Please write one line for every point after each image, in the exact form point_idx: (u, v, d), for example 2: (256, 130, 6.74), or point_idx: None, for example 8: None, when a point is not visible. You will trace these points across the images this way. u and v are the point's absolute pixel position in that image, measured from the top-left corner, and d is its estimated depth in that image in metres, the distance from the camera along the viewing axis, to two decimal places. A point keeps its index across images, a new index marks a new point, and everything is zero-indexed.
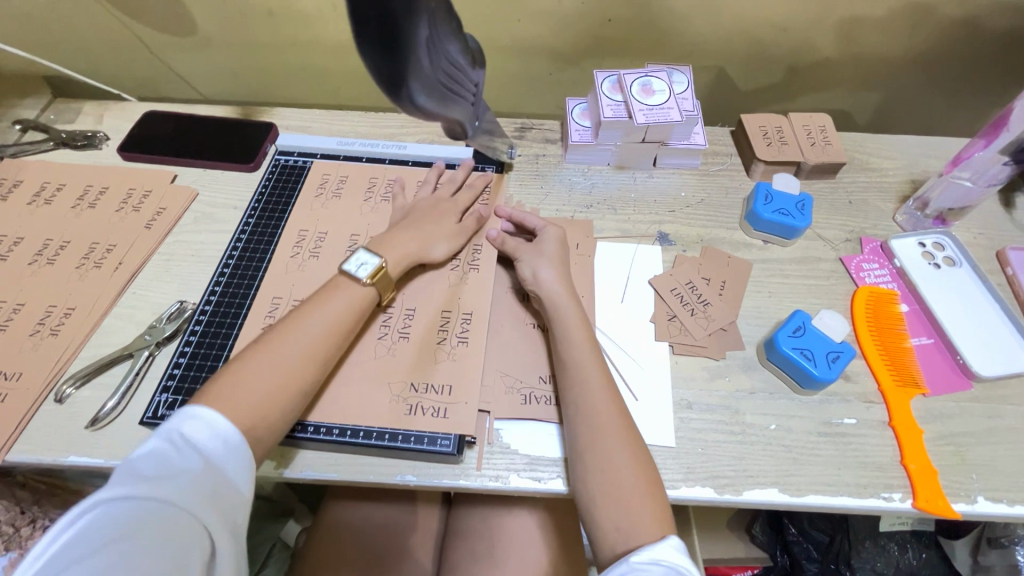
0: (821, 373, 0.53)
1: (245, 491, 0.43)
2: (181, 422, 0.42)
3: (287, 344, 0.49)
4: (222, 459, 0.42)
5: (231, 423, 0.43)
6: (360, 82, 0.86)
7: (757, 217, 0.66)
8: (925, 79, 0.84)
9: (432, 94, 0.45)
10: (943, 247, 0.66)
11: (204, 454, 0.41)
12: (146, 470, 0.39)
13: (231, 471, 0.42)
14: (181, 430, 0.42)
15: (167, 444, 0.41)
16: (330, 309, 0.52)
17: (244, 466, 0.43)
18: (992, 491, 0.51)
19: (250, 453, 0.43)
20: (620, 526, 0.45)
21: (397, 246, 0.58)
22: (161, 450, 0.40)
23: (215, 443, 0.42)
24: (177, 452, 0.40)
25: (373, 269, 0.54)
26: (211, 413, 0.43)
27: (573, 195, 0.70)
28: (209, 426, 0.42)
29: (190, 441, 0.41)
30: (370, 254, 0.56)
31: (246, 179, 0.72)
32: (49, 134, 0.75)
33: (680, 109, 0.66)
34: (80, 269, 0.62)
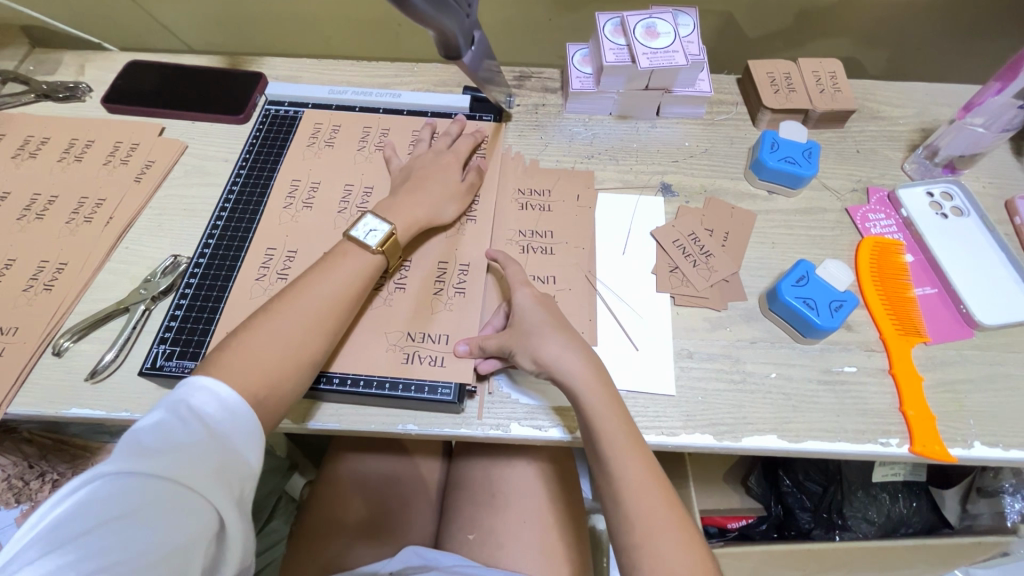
0: (824, 323, 0.53)
1: (253, 462, 0.42)
2: (187, 393, 0.41)
3: (291, 313, 0.48)
4: (227, 429, 0.41)
5: (235, 392, 0.43)
6: (350, 29, 0.82)
7: (762, 165, 0.64)
8: (941, 23, 0.80)
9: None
10: (952, 196, 0.64)
11: (209, 425, 0.40)
12: (149, 442, 0.38)
13: (237, 442, 0.41)
14: (187, 401, 0.41)
15: (170, 416, 0.40)
16: (338, 276, 0.51)
17: (250, 437, 0.42)
18: (989, 435, 0.51)
19: (256, 424, 0.43)
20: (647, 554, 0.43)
21: (405, 211, 0.56)
22: (165, 421, 0.39)
23: (220, 414, 0.41)
24: (180, 424, 0.40)
25: (382, 237, 0.53)
26: (215, 384, 0.42)
27: (574, 145, 0.68)
28: (214, 396, 0.42)
29: (195, 412, 0.41)
30: (378, 221, 0.54)
31: (236, 131, 0.69)
32: (29, 86, 0.72)
33: (686, 53, 0.63)
34: (69, 224, 0.61)
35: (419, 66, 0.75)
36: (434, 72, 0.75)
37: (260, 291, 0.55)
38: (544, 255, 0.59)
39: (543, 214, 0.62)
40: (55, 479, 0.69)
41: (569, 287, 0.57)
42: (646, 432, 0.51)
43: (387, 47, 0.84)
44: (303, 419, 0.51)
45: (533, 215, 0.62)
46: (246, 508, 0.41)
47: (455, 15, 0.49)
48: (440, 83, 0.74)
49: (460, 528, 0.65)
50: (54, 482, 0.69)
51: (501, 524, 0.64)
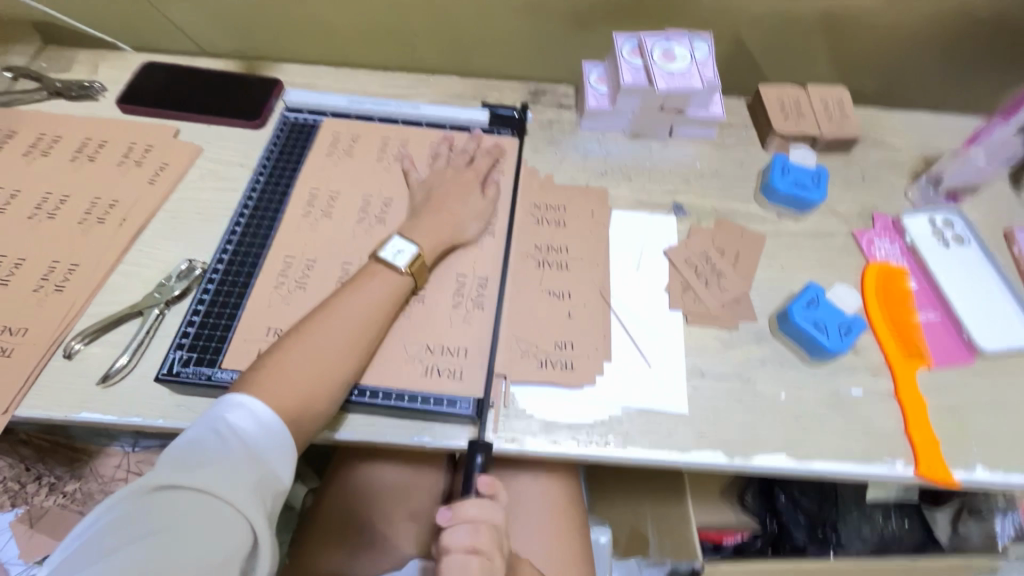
0: (833, 345, 0.54)
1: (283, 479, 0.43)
2: (222, 410, 0.43)
3: (323, 334, 0.48)
4: (261, 446, 0.42)
5: (272, 409, 0.44)
6: (366, 38, 0.83)
7: (772, 188, 0.66)
8: (941, 55, 0.83)
9: None
10: (953, 224, 0.66)
11: (244, 440, 0.41)
12: (186, 456, 0.39)
13: (270, 460, 0.42)
14: (224, 418, 0.42)
15: (209, 433, 0.41)
16: (367, 295, 0.51)
17: (282, 455, 0.43)
18: (990, 460, 0.52)
19: (288, 442, 0.44)
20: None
21: (428, 231, 0.57)
22: (203, 437, 0.41)
23: (253, 430, 0.42)
24: (218, 440, 0.41)
25: (410, 258, 0.54)
26: (249, 401, 0.44)
27: (588, 162, 0.69)
28: (249, 413, 0.43)
29: (231, 428, 0.42)
30: (405, 242, 0.55)
31: (252, 137, 0.69)
32: (43, 83, 0.72)
33: (702, 77, 0.64)
34: (82, 224, 0.61)
35: (435, 79, 0.75)
36: (450, 85, 0.76)
37: (278, 299, 0.55)
38: (559, 270, 0.60)
39: (558, 229, 0.63)
40: (52, 482, 0.68)
41: (584, 303, 0.58)
42: (659, 449, 0.51)
43: (402, 57, 0.85)
44: (328, 430, 0.50)
45: (548, 230, 0.63)
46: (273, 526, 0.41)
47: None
48: (457, 96, 0.75)
49: None
50: (52, 485, 0.68)
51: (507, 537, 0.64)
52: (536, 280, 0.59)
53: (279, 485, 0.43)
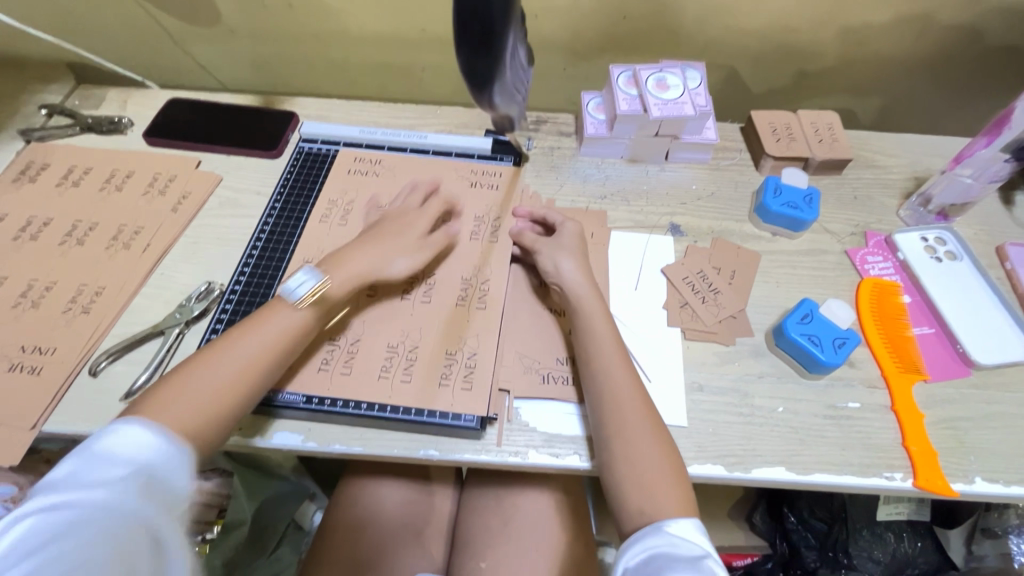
0: (828, 359, 0.56)
1: (184, 490, 0.41)
2: (97, 440, 0.41)
3: (222, 360, 0.49)
4: (150, 465, 0.40)
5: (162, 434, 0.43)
6: (377, 73, 0.88)
7: (766, 210, 0.68)
8: (929, 80, 0.86)
9: (505, 95, 0.51)
10: (945, 241, 0.68)
11: (130, 460, 0.40)
12: (69, 485, 0.37)
13: (160, 473, 0.41)
14: (100, 446, 0.40)
15: (86, 464, 0.39)
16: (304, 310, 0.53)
17: (174, 469, 0.41)
18: (989, 472, 0.53)
19: (174, 453, 0.42)
20: (642, 483, 0.48)
21: (349, 266, 0.57)
22: (78, 468, 0.39)
23: (141, 452, 0.41)
24: (96, 467, 0.39)
25: (309, 290, 0.54)
26: (133, 424, 0.42)
27: (587, 186, 0.72)
28: (132, 437, 0.41)
29: (114, 452, 0.40)
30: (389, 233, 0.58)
31: (269, 166, 0.73)
32: (76, 119, 0.77)
33: (694, 105, 0.68)
34: (108, 250, 0.64)
35: (442, 109, 0.79)
36: (456, 115, 0.79)
37: None
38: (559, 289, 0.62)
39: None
40: None
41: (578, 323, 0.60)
42: None
43: (411, 91, 0.90)
44: (329, 442, 0.53)
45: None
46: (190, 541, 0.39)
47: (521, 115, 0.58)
48: (462, 125, 0.78)
49: (471, 556, 0.66)
50: None
51: (512, 555, 0.65)
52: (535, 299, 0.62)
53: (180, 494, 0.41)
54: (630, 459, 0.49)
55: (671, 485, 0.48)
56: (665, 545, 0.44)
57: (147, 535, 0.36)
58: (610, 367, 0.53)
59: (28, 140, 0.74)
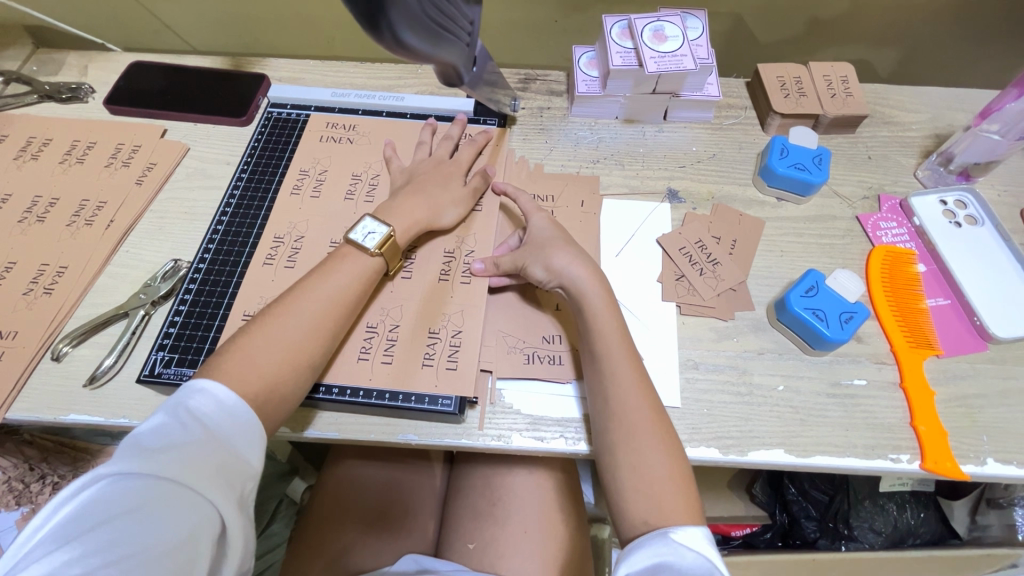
0: (833, 334, 0.52)
1: (253, 460, 0.41)
2: (186, 395, 0.41)
3: (290, 319, 0.47)
4: (227, 432, 0.41)
5: (238, 395, 0.42)
6: (354, 30, 0.81)
7: (771, 172, 0.63)
8: (957, 26, 0.78)
9: (417, 31, 0.44)
10: (965, 205, 0.63)
11: (207, 424, 0.40)
12: (149, 443, 0.38)
13: (238, 443, 0.41)
14: (186, 404, 0.41)
15: (173, 419, 0.40)
16: (340, 277, 0.50)
17: (249, 438, 0.41)
18: (1003, 452, 0.50)
19: (257, 424, 0.42)
20: (646, 494, 0.44)
21: (406, 213, 0.55)
22: (164, 424, 0.39)
23: (220, 415, 0.41)
24: (182, 425, 0.39)
25: (380, 239, 0.52)
26: (215, 385, 0.42)
27: (579, 150, 0.67)
28: (212, 398, 0.41)
29: (194, 413, 0.40)
30: (377, 224, 0.53)
31: (239, 134, 0.69)
32: (32, 86, 0.72)
33: (694, 57, 0.62)
34: (70, 227, 0.61)
35: (423, 69, 0.74)
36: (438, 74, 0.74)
37: (258, 287, 0.55)
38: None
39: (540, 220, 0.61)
40: (56, 481, 0.69)
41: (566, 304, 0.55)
42: None
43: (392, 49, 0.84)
44: (300, 428, 0.50)
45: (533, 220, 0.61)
46: (247, 510, 0.40)
47: (458, 47, 0.51)
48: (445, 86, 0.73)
49: (461, 536, 0.65)
50: (55, 484, 0.69)
51: (502, 535, 0.63)
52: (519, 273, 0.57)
53: (250, 469, 0.41)
54: (640, 472, 0.45)
55: (677, 493, 0.44)
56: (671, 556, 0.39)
57: (205, 510, 0.37)
58: (620, 370, 0.48)
59: None
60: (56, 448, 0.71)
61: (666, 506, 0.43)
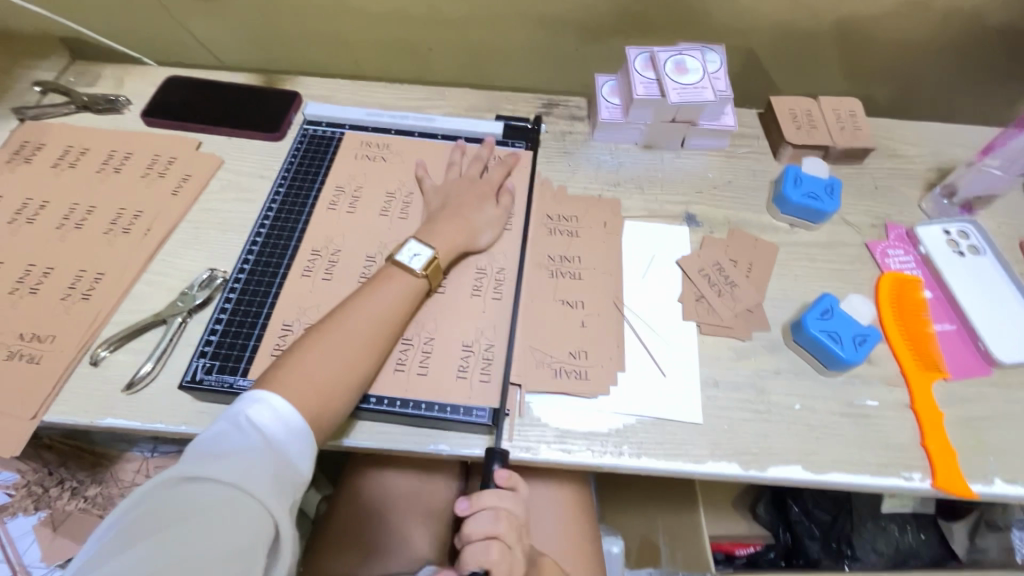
0: (848, 356, 0.54)
1: (303, 470, 0.43)
2: (245, 405, 0.43)
3: (342, 335, 0.49)
4: (282, 442, 0.42)
5: (293, 407, 0.44)
6: (382, 52, 0.84)
7: (784, 199, 0.66)
8: (955, 67, 0.83)
9: None
10: (968, 235, 0.66)
11: (264, 433, 0.42)
12: (210, 450, 0.40)
13: (291, 452, 0.42)
14: (245, 413, 0.42)
15: (233, 427, 0.41)
16: (387, 296, 0.52)
17: (302, 448, 0.43)
18: (1008, 472, 0.52)
19: (309, 434, 0.44)
20: None
21: (445, 235, 0.58)
22: (225, 432, 0.41)
23: (275, 425, 0.43)
24: (241, 433, 0.41)
25: (426, 261, 0.55)
26: (271, 396, 0.44)
27: (600, 173, 0.70)
28: (270, 409, 0.43)
29: (253, 423, 0.42)
30: (421, 245, 0.56)
31: (272, 148, 0.71)
32: (70, 97, 0.74)
33: (714, 89, 0.65)
34: (107, 234, 0.62)
35: (450, 91, 0.77)
36: (464, 97, 0.77)
37: (296, 299, 0.57)
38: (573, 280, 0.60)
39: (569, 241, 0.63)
40: (74, 486, 0.70)
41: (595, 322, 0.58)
42: (673, 459, 0.51)
43: (417, 71, 0.87)
44: (337, 437, 0.51)
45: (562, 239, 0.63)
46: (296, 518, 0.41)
47: None
48: (471, 109, 0.76)
49: None
50: (74, 489, 0.70)
51: None
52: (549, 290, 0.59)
53: (300, 479, 0.42)
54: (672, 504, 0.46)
55: None
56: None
57: (261, 516, 0.38)
58: None
59: (22, 118, 0.72)
60: (73, 452, 0.69)
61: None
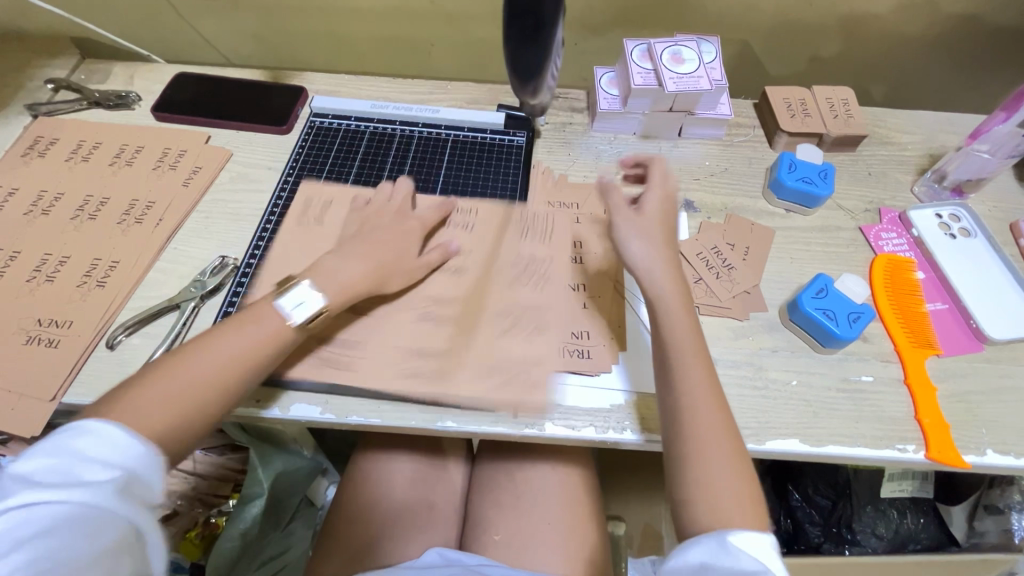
0: (843, 332, 0.56)
1: (156, 490, 0.40)
2: (66, 436, 0.39)
3: None
4: (129, 464, 0.39)
5: (130, 431, 0.40)
6: (385, 48, 0.86)
7: (780, 184, 0.67)
8: (947, 56, 0.85)
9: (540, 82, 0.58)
10: (959, 218, 0.68)
11: (103, 458, 0.38)
12: (32, 489, 0.35)
13: (142, 474, 0.39)
14: (70, 444, 0.38)
15: (63, 458, 0.37)
16: (334, 293, 0.54)
17: (153, 468, 0.40)
18: (1001, 444, 0.53)
19: (157, 454, 0.41)
20: (714, 504, 0.44)
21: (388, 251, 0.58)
22: (48, 467, 0.36)
23: (110, 451, 0.39)
24: (76, 463, 0.37)
25: (373, 257, 0.56)
26: (94, 422, 0.40)
27: (600, 162, 0.72)
28: (102, 435, 0.39)
29: (83, 452, 0.38)
30: (306, 293, 0.52)
31: (279, 141, 0.73)
32: (82, 94, 0.76)
33: (709, 79, 0.67)
34: (121, 225, 0.64)
35: (453, 85, 0.79)
36: (466, 90, 0.79)
37: None
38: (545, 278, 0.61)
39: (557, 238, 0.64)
40: None
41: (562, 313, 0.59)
42: None
43: (420, 66, 0.88)
44: (343, 414, 0.53)
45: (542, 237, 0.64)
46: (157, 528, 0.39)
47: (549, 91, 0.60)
48: (473, 102, 0.78)
49: (484, 527, 0.67)
50: None
51: (525, 528, 0.66)
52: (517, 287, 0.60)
53: (155, 499, 0.40)
54: (706, 477, 0.45)
55: (744, 504, 0.44)
56: (727, 561, 0.39)
57: (122, 528, 0.36)
58: (685, 367, 0.49)
59: (35, 114, 0.73)
60: None
61: (737, 521, 0.42)
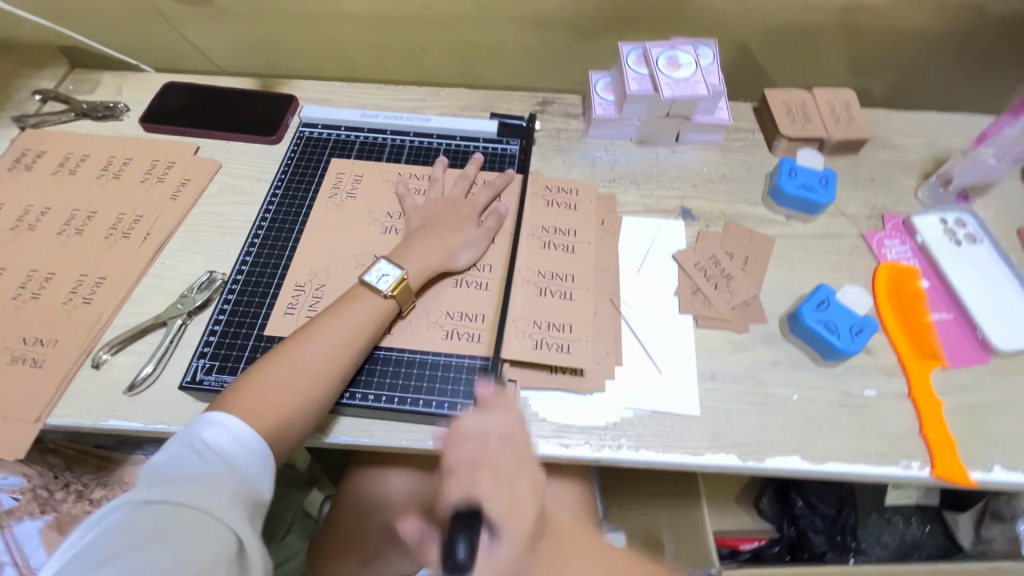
0: (845, 346, 0.55)
1: (262, 489, 0.44)
2: (198, 427, 0.44)
3: (307, 359, 0.48)
4: (239, 461, 0.43)
5: (247, 426, 0.45)
6: (376, 53, 0.85)
7: (780, 192, 0.66)
8: (950, 56, 0.83)
9: None
10: (965, 224, 0.66)
11: (222, 454, 0.43)
12: (166, 473, 0.41)
13: (247, 472, 0.43)
14: (199, 436, 0.43)
15: (187, 449, 0.42)
16: (349, 320, 0.51)
17: (259, 467, 0.44)
18: (1008, 460, 0.52)
19: (267, 455, 0.45)
20: None
21: (420, 255, 0.56)
22: (180, 454, 0.42)
23: (230, 445, 0.43)
24: (197, 456, 0.42)
25: (394, 282, 0.53)
26: (221, 416, 0.44)
27: (596, 169, 0.70)
28: (224, 429, 0.44)
29: (206, 445, 0.43)
30: (390, 266, 0.54)
31: (269, 152, 0.72)
32: (70, 105, 0.75)
33: (707, 83, 0.66)
34: (108, 239, 0.63)
35: (445, 91, 0.77)
36: (459, 97, 0.78)
37: (291, 305, 0.57)
38: (564, 300, 0.58)
39: (567, 257, 0.61)
40: (80, 489, 0.70)
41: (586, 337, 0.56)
42: (672, 451, 0.52)
43: (413, 72, 0.87)
44: (329, 433, 0.52)
45: (557, 257, 0.61)
46: (259, 533, 0.43)
47: None
48: (466, 108, 0.77)
49: None
50: (80, 492, 0.70)
51: None
52: (535, 308, 0.57)
53: (259, 496, 0.44)
54: None
55: None
56: None
57: (222, 525, 0.40)
58: None
59: (22, 126, 0.72)
60: (79, 456, 0.72)
61: None
